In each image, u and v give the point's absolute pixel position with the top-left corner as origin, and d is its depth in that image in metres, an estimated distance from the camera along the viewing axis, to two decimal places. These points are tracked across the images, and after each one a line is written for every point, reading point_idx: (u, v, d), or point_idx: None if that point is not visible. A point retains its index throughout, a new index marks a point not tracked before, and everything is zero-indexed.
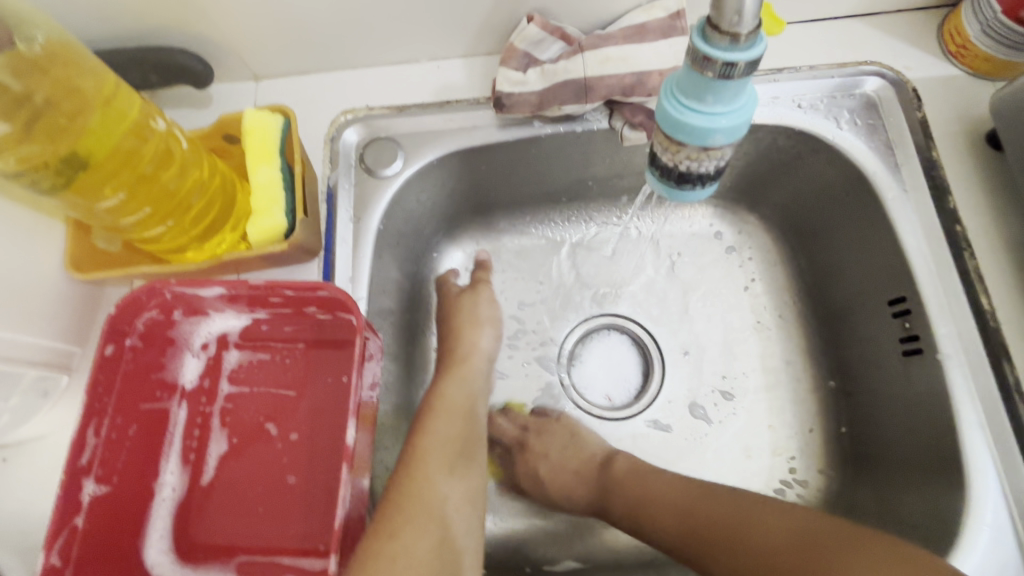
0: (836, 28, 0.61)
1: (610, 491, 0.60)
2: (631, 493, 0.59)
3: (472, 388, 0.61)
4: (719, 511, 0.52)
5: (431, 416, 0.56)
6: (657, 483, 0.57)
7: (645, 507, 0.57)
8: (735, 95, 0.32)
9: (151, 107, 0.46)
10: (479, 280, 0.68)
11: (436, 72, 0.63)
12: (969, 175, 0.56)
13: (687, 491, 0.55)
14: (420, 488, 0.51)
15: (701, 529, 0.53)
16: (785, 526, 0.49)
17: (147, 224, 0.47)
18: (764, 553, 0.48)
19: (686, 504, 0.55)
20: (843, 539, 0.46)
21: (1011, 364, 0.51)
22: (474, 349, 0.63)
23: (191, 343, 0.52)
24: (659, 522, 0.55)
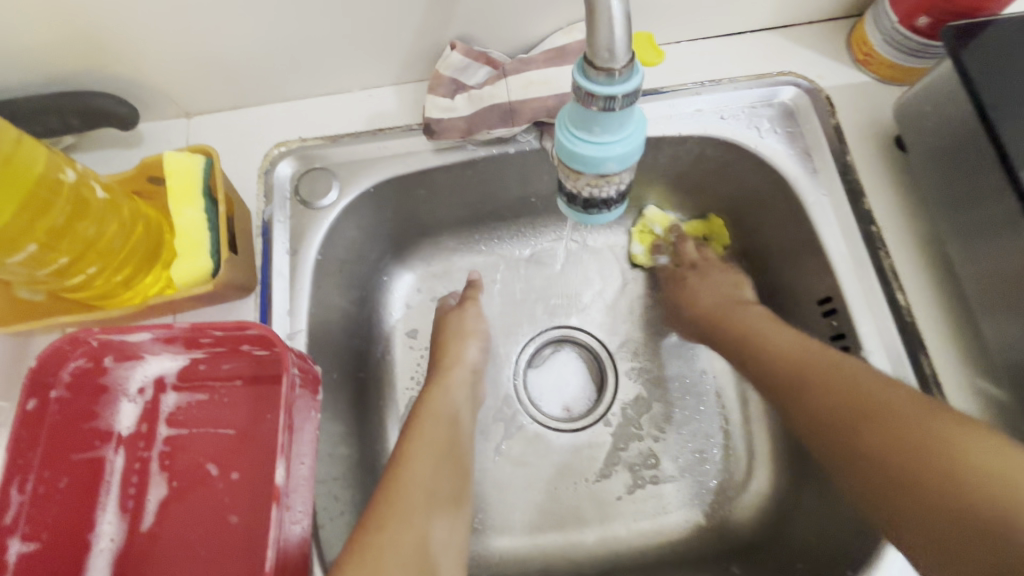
0: (752, 41, 0.64)
1: (733, 326, 0.63)
2: (737, 333, 0.62)
3: (457, 396, 0.62)
4: (812, 368, 0.54)
5: (420, 420, 0.58)
6: (778, 333, 0.59)
7: (719, 316, 0.65)
8: (622, 124, 0.34)
9: (60, 156, 0.46)
10: (467, 298, 0.70)
11: (367, 101, 0.64)
12: (883, 176, 0.58)
13: (801, 347, 0.56)
14: (407, 487, 0.52)
15: (862, 415, 0.49)
16: (926, 406, 0.47)
17: (66, 273, 0.46)
18: (903, 437, 0.47)
19: (798, 365, 0.55)
20: (943, 437, 0.45)
21: (928, 357, 0.53)
22: (460, 360, 0.65)
23: (126, 389, 0.52)
24: (773, 371, 0.57)
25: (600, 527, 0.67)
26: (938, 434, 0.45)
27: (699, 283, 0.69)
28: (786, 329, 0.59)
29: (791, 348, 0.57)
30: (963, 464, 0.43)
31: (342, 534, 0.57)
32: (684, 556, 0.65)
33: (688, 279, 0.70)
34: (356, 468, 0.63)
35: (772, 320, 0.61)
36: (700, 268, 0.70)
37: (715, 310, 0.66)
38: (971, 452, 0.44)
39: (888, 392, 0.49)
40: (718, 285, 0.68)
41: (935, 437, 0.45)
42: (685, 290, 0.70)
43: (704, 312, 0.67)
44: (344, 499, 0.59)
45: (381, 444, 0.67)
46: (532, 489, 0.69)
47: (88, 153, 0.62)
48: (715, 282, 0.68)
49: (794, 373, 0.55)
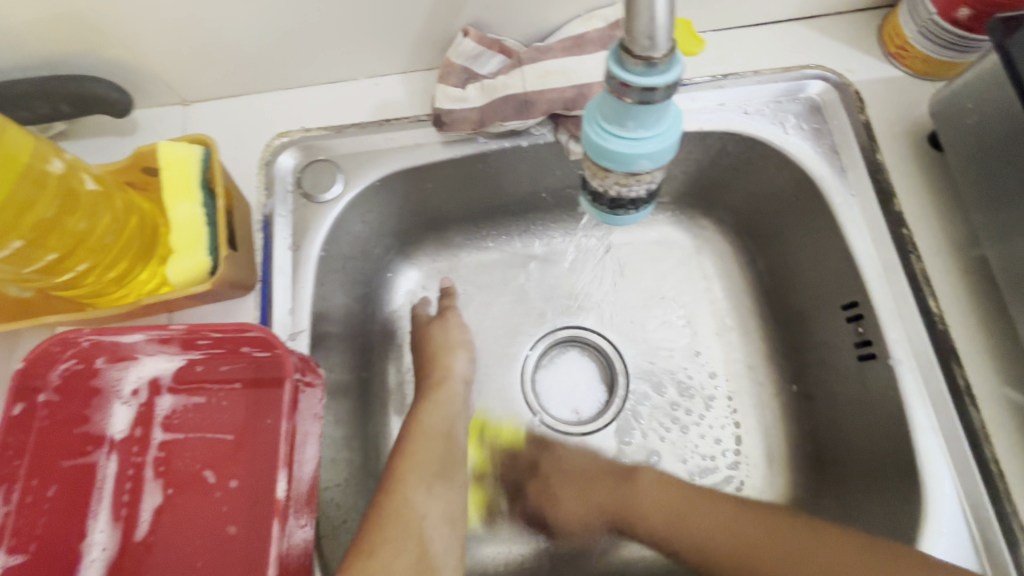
0: (779, 32, 0.61)
1: (630, 505, 0.59)
2: (616, 503, 0.60)
3: (451, 410, 0.59)
4: (680, 506, 0.55)
5: (412, 440, 0.55)
6: (671, 495, 0.56)
7: (617, 507, 0.60)
8: (657, 119, 0.31)
9: (47, 147, 0.43)
10: (446, 308, 0.67)
11: (374, 90, 0.61)
12: (914, 176, 0.56)
13: (692, 501, 0.55)
14: (396, 510, 0.49)
15: (746, 567, 0.50)
16: (809, 529, 0.49)
17: (55, 270, 0.44)
18: (782, 560, 0.49)
19: (682, 514, 0.55)
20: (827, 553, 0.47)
21: (960, 367, 0.50)
22: (449, 373, 0.61)
23: (119, 390, 0.49)
24: (656, 532, 0.56)
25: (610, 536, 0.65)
26: (818, 556, 0.47)
27: (563, 483, 0.64)
28: (672, 483, 0.57)
29: (654, 501, 0.57)
30: (835, 568, 0.46)
31: (345, 543, 0.55)
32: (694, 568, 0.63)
33: (555, 489, 0.65)
34: (359, 473, 0.60)
35: (657, 478, 0.59)
36: (549, 467, 0.66)
37: (604, 484, 0.62)
38: (840, 561, 0.46)
39: (748, 528, 0.51)
40: (570, 465, 0.65)
41: (832, 557, 0.47)
42: (559, 502, 0.64)
43: (587, 517, 0.63)
44: (346, 506, 0.57)
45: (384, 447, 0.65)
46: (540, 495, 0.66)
47: (78, 141, 0.59)
48: (580, 468, 0.65)
49: (664, 515, 0.55)
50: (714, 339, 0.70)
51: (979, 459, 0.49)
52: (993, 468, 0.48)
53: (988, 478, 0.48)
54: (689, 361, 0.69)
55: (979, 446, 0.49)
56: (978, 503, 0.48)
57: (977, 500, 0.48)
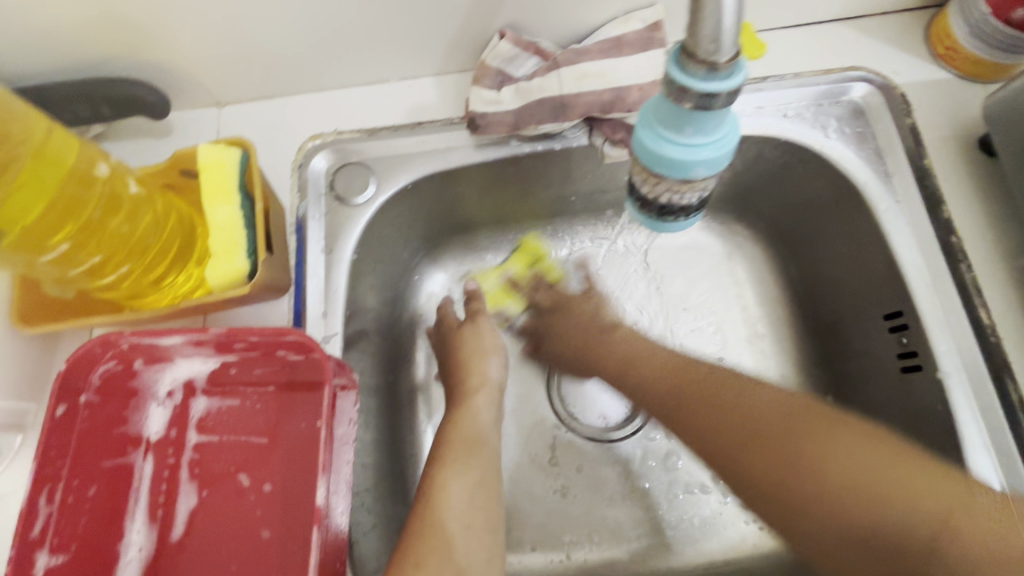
0: (820, 33, 0.59)
1: (628, 374, 0.58)
2: (621, 354, 0.60)
3: (486, 417, 0.59)
4: (711, 391, 0.51)
5: (449, 450, 0.54)
6: (739, 398, 0.50)
7: (636, 359, 0.58)
8: (716, 124, 0.30)
9: (92, 148, 0.43)
10: (476, 312, 0.66)
11: (407, 92, 0.60)
12: (963, 182, 0.54)
13: (783, 407, 0.48)
14: (439, 518, 0.49)
15: (755, 438, 0.47)
16: (863, 440, 0.44)
17: (99, 272, 0.44)
18: (820, 488, 0.43)
19: (719, 386, 0.52)
20: (882, 475, 0.42)
21: (1012, 381, 0.49)
22: (484, 380, 0.61)
23: (155, 391, 0.50)
24: (659, 400, 0.54)
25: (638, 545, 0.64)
26: (868, 470, 0.42)
27: (564, 322, 0.67)
28: (747, 383, 0.51)
29: (675, 362, 0.56)
30: (874, 483, 0.42)
31: (374, 547, 0.55)
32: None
33: (567, 311, 0.68)
34: (387, 476, 0.60)
35: (723, 368, 0.54)
36: (552, 294, 0.70)
37: (647, 355, 0.58)
38: (843, 466, 0.43)
39: (780, 407, 0.47)
40: (581, 322, 0.66)
41: (853, 462, 0.43)
42: (554, 335, 0.67)
43: (614, 370, 0.60)
44: (375, 511, 0.56)
45: (411, 450, 0.65)
46: (567, 501, 0.66)
47: (114, 143, 0.59)
48: (586, 316, 0.66)
49: (692, 397, 0.52)
50: (746, 346, 0.68)
51: None
52: None
53: None
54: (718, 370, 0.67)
55: None
56: None
57: None
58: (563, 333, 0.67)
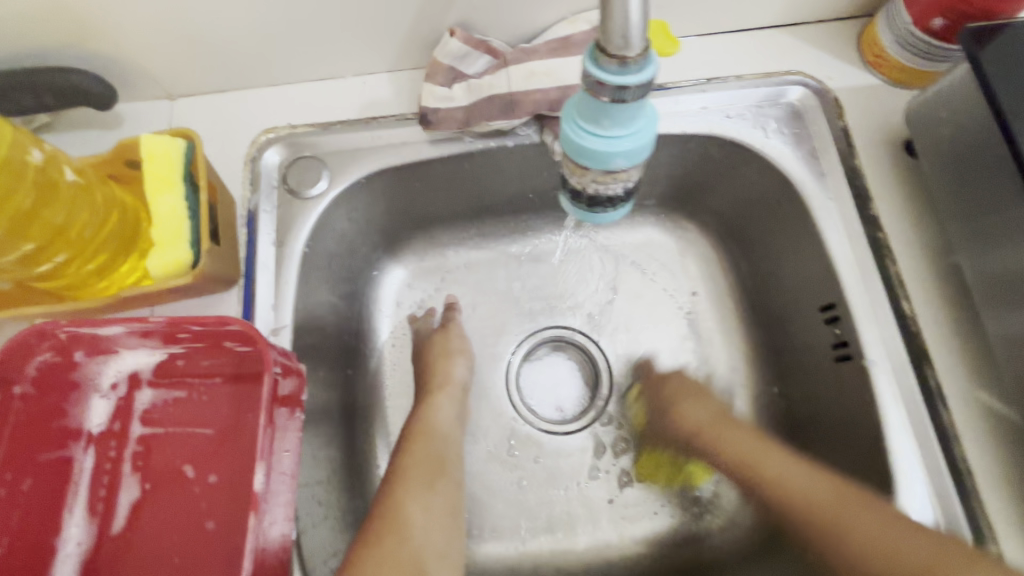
0: (760, 39, 0.62)
1: (709, 440, 0.61)
2: (687, 427, 0.63)
3: (453, 411, 0.61)
4: (764, 462, 0.56)
5: (411, 443, 0.57)
6: (782, 470, 0.54)
7: (699, 440, 0.61)
8: (633, 118, 0.32)
9: (27, 137, 0.43)
10: (450, 320, 0.68)
11: (361, 88, 0.61)
12: (890, 181, 0.57)
13: (816, 486, 0.51)
14: (400, 503, 0.52)
15: (820, 521, 0.50)
16: (879, 516, 0.47)
17: (34, 261, 0.44)
18: (867, 547, 0.47)
19: (755, 458, 0.56)
20: (910, 556, 0.45)
21: (932, 368, 0.52)
22: (449, 379, 0.63)
23: (98, 384, 0.49)
24: (744, 482, 0.57)
25: (592, 534, 0.65)
26: (876, 526, 0.47)
27: (679, 400, 0.64)
28: (780, 454, 0.55)
29: (755, 455, 0.57)
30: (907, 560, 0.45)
31: (323, 540, 0.55)
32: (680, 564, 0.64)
33: (672, 403, 0.64)
34: (342, 469, 0.60)
35: (753, 433, 0.59)
36: (655, 399, 0.66)
37: (707, 425, 0.62)
38: (903, 546, 0.45)
39: (804, 484, 0.52)
40: (709, 408, 0.63)
41: (890, 531, 0.46)
42: (670, 412, 0.64)
43: (689, 436, 0.62)
44: (327, 503, 0.57)
45: (368, 445, 0.65)
46: (523, 492, 0.67)
47: (61, 134, 0.58)
48: (699, 395, 0.64)
49: (819, 519, 0.50)
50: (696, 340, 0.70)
51: (949, 457, 0.50)
52: (961, 466, 0.49)
53: (956, 476, 0.49)
54: (670, 363, 0.70)
55: (949, 445, 0.50)
56: (946, 499, 0.49)
57: (945, 495, 0.49)
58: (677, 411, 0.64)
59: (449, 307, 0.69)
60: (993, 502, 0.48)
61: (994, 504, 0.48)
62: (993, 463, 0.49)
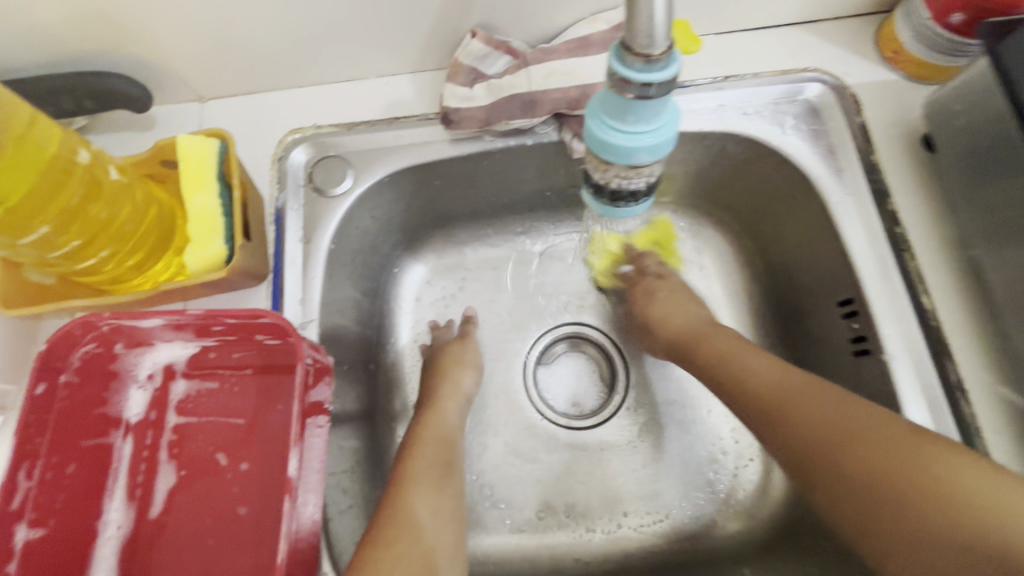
0: (777, 37, 0.62)
1: (697, 345, 0.57)
2: (709, 349, 0.56)
3: (455, 420, 0.61)
4: (786, 389, 0.48)
5: (417, 445, 0.56)
6: (761, 362, 0.51)
7: (687, 337, 0.59)
8: (655, 114, 0.33)
9: (74, 137, 0.45)
10: (467, 331, 0.69)
11: (384, 89, 0.63)
12: (909, 176, 0.57)
13: (784, 376, 0.49)
14: (411, 505, 0.51)
15: (783, 406, 0.47)
16: (870, 411, 0.44)
17: (79, 255, 0.46)
18: (867, 458, 0.42)
19: (722, 354, 0.54)
20: (898, 448, 0.41)
21: (952, 362, 0.52)
22: (456, 389, 0.63)
23: (135, 374, 0.51)
24: (741, 394, 0.51)
25: (610, 527, 0.66)
26: (867, 416, 0.44)
27: (659, 302, 0.64)
28: (763, 355, 0.52)
29: (766, 369, 0.50)
30: (908, 456, 0.41)
31: (351, 528, 0.56)
32: (699, 557, 0.64)
33: (656, 293, 0.66)
34: (365, 460, 0.62)
35: (736, 339, 0.55)
36: (659, 283, 0.67)
37: (680, 331, 0.60)
38: (885, 432, 0.42)
39: (844, 410, 0.44)
40: (671, 301, 0.64)
41: (864, 426, 0.43)
42: (653, 305, 0.65)
43: (676, 336, 0.60)
44: (352, 492, 0.58)
45: (388, 437, 0.66)
46: (541, 486, 0.67)
47: (97, 136, 0.61)
48: (676, 300, 0.64)
49: (792, 402, 0.47)
50: None
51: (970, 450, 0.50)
52: None
53: None
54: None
55: (971, 440, 0.50)
56: None
57: None
58: (653, 296, 0.66)
59: (467, 319, 0.70)
60: None
61: None
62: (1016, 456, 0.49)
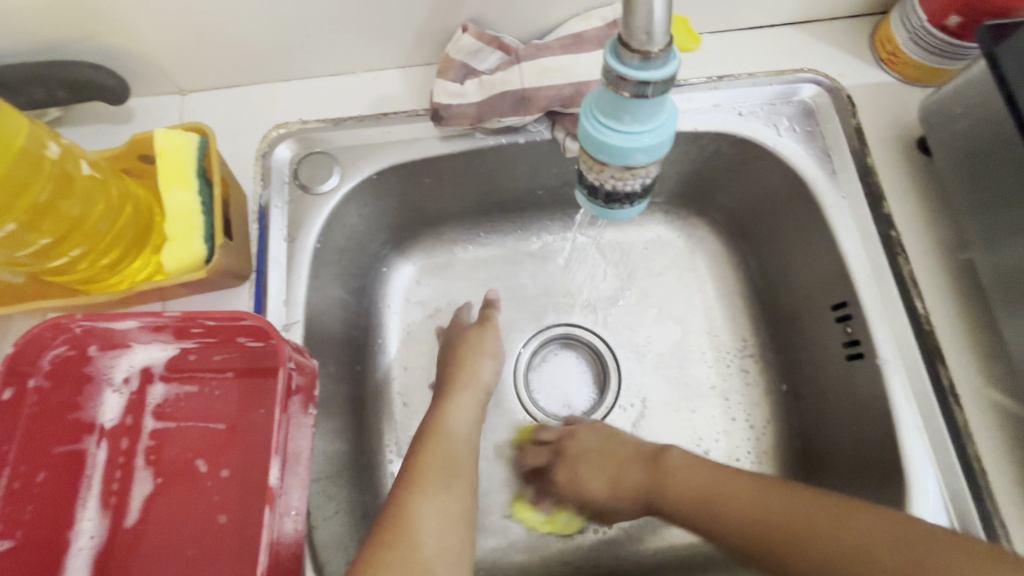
0: (773, 36, 0.62)
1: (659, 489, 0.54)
2: (630, 485, 0.57)
3: (472, 414, 0.60)
4: (709, 489, 0.51)
5: (429, 444, 0.55)
6: (718, 477, 0.51)
7: (647, 483, 0.55)
8: (654, 113, 0.32)
9: (44, 130, 0.43)
10: (487, 317, 0.67)
11: (372, 83, 0.61)
12: (903, 179, 0.57)
13: (754, 492, 0.48)
14: (416, 505, 0.50)
15: (711, 512, 0.50)
16: (840, 515, 0.44)
17: (49, 254, 0.43)
18: (839, 552, 0.42)
19: (641, 479, 0.56)
20: (874, 559, 0.41)
21: (945, 367, 0.52)
22: (476, 380, 0.62)
23: (111, 377, 0.49)
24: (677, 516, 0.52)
25: (599, 532, 0.65)
26: (829, 525, 0.44)
27: (584, 463, 0.60)
28: (689, 461, 0.53)
29: (691, 474, 0.52)
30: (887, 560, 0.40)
31: (336, 535, 0.54)
32: (684, 562, 0.63)
33: (575, 463, 0.61)
34: (350, 465, 0.60)
35: (688, 458, 0.54)
36: (569, 450, 0.62)
37: (631, 487, 0.56)
38: (863, 533, 0.42)
39: (761, 501, 0.48)
40: (596, 459, 0.60)
41: (837, 533, 0.43)
42: (580, 473, 0.60)
43: (634, 493, 0.56)
44: (337, 498, 0.57)
45: (376, 440, 0.65)
46: (531, 490, 0.66)
47: (71, 128, 0.58)
48: (603, 450, 0.60)
49: (729, 508, 0.49)
50: (705, 339, 0.70)
51: (962, 456, 0.49)
52: (976, 466, 0.49)
53: (969, 475, 0.49)
54: (680, 364, 0.69)
55: (963, 444, 0.50)
56: (959, 497, 0.48)
57: (957, 493, 0.49)
58: (584, 465, 0.60)
59: (486, 303, 0.68)
60: (1006, 502, 0.48)
61: (1007, 502, 0.48)
62: (1007, 462, 0.49)
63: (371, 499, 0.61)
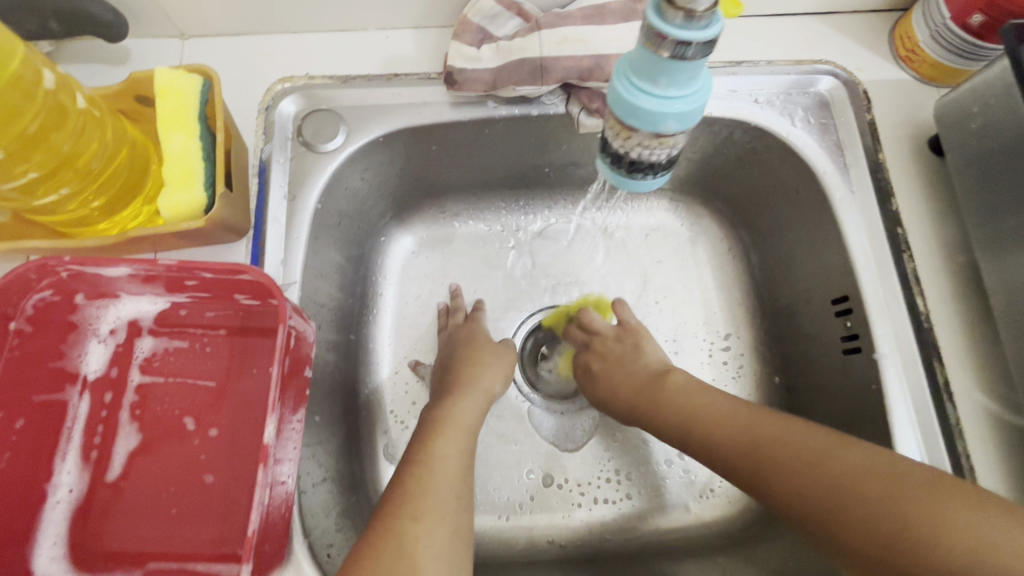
0: (791, 27, 0.62)
1: (660, 405, 0.55)
2: (679, 409, 0.53)
3: (483, 404, 0.56)
4: (765, 440, 0.46)
5: (438, 431, 0.52)
6: (710, 402, 0.51)
7: (645, 398, 0.56)
8: (690, 79, 0.32)
9: (38, 56, 0.40)
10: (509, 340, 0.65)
11: (385, 43, 0.59)
12: (913, 178, 0.57)
13: (739, 413, 0.49)
14: (436, 481, 0.47)
15: (774, 459, 0.45)
16: (816, 440, 0.44)
17: (37, 191, 0.42)
18: (818, 478, 0.42)
19: (702, 414, 0.51)
20: (842, 474, 0.41)
21: (941, 364, 0.52)
22: (486, 383, 0.58)
23: (96, 328, 0.47)
24: (729, 460, 0.47)
25: (587, 510, 0.64)
26: (822, 448, 0.43)
27: (607, 362, 0.61)
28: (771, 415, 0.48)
29: (754, 424, 0.48)
30: (860, 488, 0.40)
31: (322, 502, 0.52)
32: (669, 546, 0.62)
33: (595, 364, 0.62)
34: (338, 433, 0.59)
35: (692, 383, 0.54)
36: (602, 348, 0.63)
37: (638, 387, 0.57)
38: (841, 464, 0.41)
39: (821, 456, 0.43)
40: (624, 360, 0.61)
41: (830, 462, 0.42)
42: (597, 380, 0.61)
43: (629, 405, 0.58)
44: (325, 465, 0.55)
45: (366, 411, 0.64)
46: (520, 468, 0.65)
47: (61, 66, 0.56)
48: (621, 358, 0.61)
49: (773, 457, 0.45)
50: (701, 328, 0.69)
51: (952, 453, 0.50)
52: (964, 462, 0.50)
53: (958, 471, 0.49)
54: (666, 352, 0.68)
55: (953, 441, 0.50)
56: None
57: None
58: (603, 365, 0.61)
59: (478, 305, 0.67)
60: None
61: None
62: (993, 461, 0.49)
63: (357, 468, 0.60)
